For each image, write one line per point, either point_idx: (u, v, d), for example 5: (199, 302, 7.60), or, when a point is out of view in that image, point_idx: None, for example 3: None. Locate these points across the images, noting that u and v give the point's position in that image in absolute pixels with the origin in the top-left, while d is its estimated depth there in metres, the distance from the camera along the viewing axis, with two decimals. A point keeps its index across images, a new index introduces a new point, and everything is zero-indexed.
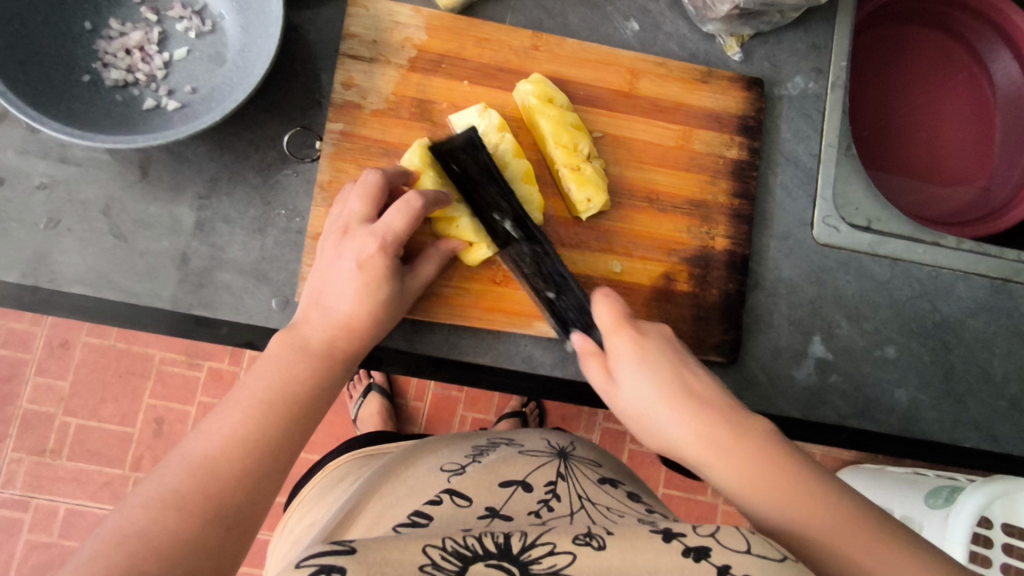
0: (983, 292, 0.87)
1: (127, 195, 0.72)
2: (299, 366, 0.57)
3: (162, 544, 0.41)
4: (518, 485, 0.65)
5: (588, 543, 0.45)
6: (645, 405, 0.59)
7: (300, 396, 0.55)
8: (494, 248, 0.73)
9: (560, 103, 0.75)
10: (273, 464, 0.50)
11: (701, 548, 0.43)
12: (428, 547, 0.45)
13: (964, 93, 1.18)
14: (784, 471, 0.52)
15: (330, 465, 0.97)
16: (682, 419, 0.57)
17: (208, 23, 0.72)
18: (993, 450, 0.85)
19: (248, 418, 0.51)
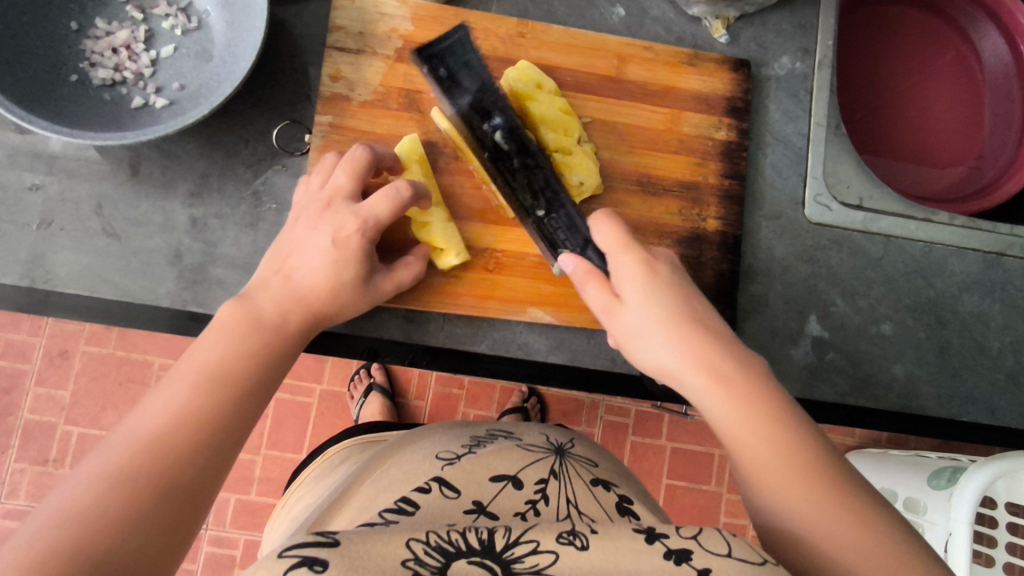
0: (976, 266, 0.88)
1: (119, 193, 0.72)
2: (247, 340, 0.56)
3: (108, 519, 0.41)
4: (510, 481, 0.65)
5: (572, 543, 0.45)
6: (653, 324, 0.57)
7: (250, 370, 0.55)
8: (463, 258, 0.72)
9: (548, 88, 0.75)
10: (225, 434, 0.50)
11: (682, 551, 0.45)
12: (411, 541, 0.44)
13: (953, 72, 1.19)
14: (775, 420, 0.51)
15: (329, 450, 1.02)
16: (683, 348, 0.55)
17: (194, 20, 0.73)
18: (992, 423, 0.86)
19: (198, 392, 0.50)
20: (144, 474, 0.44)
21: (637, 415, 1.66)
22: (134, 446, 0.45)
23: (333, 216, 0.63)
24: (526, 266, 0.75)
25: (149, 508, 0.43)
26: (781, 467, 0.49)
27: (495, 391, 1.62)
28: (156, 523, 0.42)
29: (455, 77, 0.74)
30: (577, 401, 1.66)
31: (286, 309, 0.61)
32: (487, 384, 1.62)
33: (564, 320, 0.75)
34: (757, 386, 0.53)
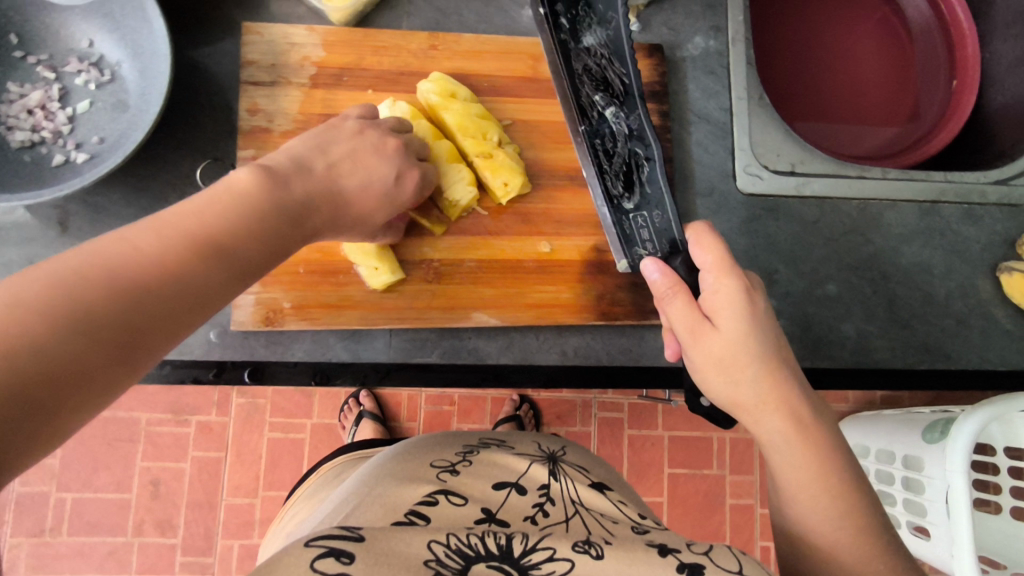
0: (912, 216, 0.89)
1: (50, 251, 0.72)
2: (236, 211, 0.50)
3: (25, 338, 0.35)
4: (512, 488, 0.70)
5: (587, 552, 0.52)
6: (744, 359, 0.58)
7: (241, 241, 0.49)
8: (397, 275, 0.72)
9: (463, 97, 0.76)
10: (169, 309, 0.42)
11: (693, 565, 0.52)
12: (432, 544, 0.50)
13: (880, 32, 1.21)
14: (834, 472, 0.56)
15: (322, 465, 1.02)
16: (763, 381, 0.58)
17: (107, 73, 0.73)
18: (948, 367, 0.87)
19: (178, 245, 0.44)
20: (65, 304, 0.37)
21: (630, 407, 1.65)
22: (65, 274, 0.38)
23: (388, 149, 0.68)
24: (466, 273, 0.76)
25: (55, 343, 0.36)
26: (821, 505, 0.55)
27: (486, 403, 1.62)
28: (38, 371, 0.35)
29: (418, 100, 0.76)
30: (569, 401, 1.65)
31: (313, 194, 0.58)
32: (477, 397, 1.62)
33: (510, 321, 0.76)
34: (822, 437, 0.57)
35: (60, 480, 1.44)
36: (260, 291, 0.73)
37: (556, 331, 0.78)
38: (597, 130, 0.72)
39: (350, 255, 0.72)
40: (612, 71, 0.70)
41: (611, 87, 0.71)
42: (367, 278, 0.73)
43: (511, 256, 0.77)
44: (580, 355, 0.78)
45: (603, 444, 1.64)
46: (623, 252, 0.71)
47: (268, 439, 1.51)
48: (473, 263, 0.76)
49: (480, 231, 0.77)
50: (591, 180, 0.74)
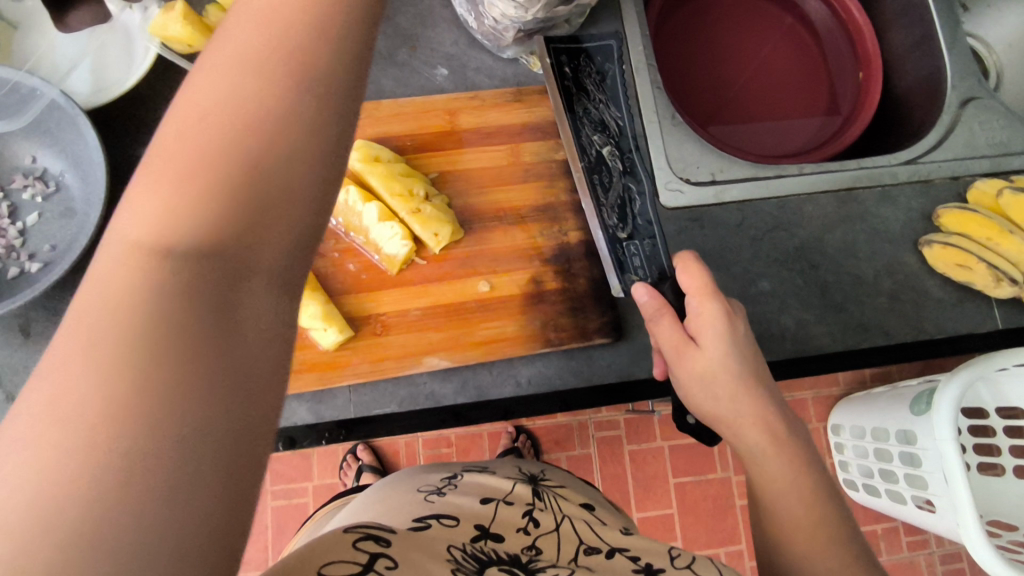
0: (831, 206, 0.94)
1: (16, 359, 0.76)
2: (228, 103, 0.35)
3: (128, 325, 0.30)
4: (500, 502, 0.71)
5: (583, 565, 0.58)
6: (726, 375, 0.63)
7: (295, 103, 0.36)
8: (345, 334, 0.76)
9: (386, 159, 0.83)
10: (267, 224, 0.34)
11: None
12: (450, 546, 0.55)
13: (788, 36, 1.28)
14: (807, 473, 0.61)
15: (317, 512, 1.02)
16: (741, 395, 0.63)
17: (52, 184, 0.78)
18: (888, 343, 0.91)
19: (223, 136, 0.34)
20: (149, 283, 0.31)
21: (625, 423, 1.67)
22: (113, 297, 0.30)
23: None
24: (411, 321, 0.80)
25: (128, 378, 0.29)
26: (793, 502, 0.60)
27: (484, 439, 1.64)
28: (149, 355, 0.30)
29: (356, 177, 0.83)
30: (565, 426, 1.68)
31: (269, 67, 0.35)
32: (474, 434, 1.64)
33: (460, 361, 0.80)
34: (794, 444, 0.62)
35: None
36: None
37: (507, 362, 0.81)
38: (595, 167, 0.81)
39: (302, 325, 0.75)
40: (607, 115, 0.82)
41: (608, 129, 0.83)
42: (316, 338, 0.77)
43: (452, 300, 0.81)
44: (534, 383, 0.81)
45: (605, 463, 1.65)
46: (619, 275, 0.76)
47: (273, 508, 1.52)
48: (416, 312, 0.80)
49: (420, 281, 0.81)
50: (589, 215, 0.81)
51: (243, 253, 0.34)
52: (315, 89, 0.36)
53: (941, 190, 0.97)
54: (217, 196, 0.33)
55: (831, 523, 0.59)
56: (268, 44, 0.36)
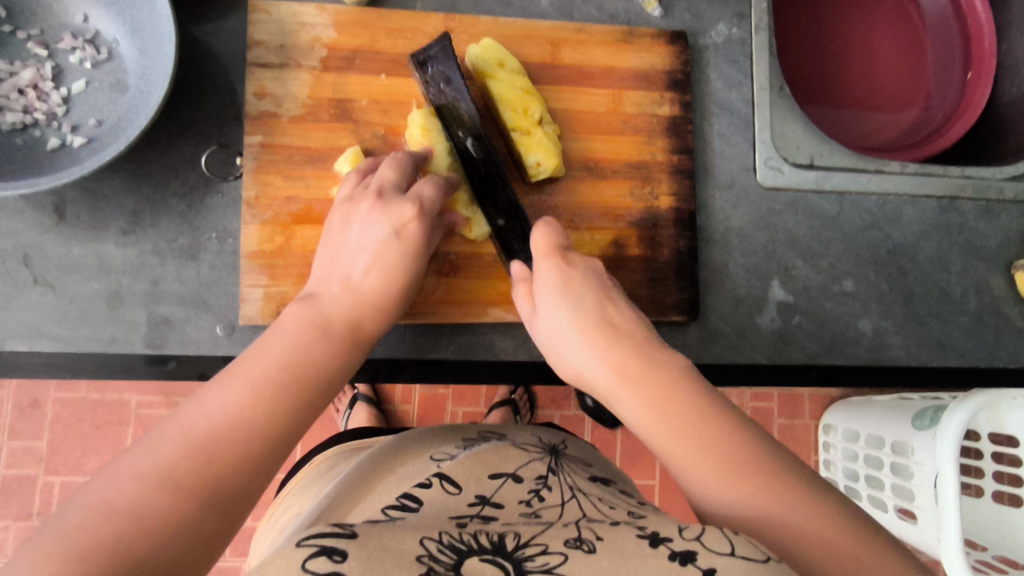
0: (930, 213, 0.88)
1: (48, 241, 0.69)
2: (308, 334, 0.54)
3: (219, 449, 0.43)
4: (509, 476, 0.64)
5: (579, 546, 0.42)
6: (567, 324, 0.57)
7: (362, 314, 0.58)
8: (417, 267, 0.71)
9: (511, 68, 0.73)
10: (310, 388, 0.51)
11: (687, 552, 0.40)
12: (424, 539, 0.42)
13: (896, 18, 1.19)
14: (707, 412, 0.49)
15: (315, 458, 0.99)
16: (597, 346, 0.55)
17: (103, 51, 0.68)
18: (961, 365, 0.86)
19: (307, 334, 0.54)
20: (243, 431, 0.45)
21: None
22: (158, 467, 0.40)
23: (387, 208, 0.62)
24: (483, 265, 0.74)
25: (219, 490, 0.42)
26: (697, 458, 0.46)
27: (482, 387, 1.61)
28: (228, 466, 0.43)
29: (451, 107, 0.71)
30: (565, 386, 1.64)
31: (359, 317, 0.58)
32: None
33: None
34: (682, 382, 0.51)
35: (46, 463, 1.37)
36: (269, 285, 0.70)
37: None
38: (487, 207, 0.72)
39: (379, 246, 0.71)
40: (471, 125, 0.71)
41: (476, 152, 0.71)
42: None
43: None
44: None
45: (598, 428, 1.63)
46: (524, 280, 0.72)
47: None
48: (487, 258, 0.74)
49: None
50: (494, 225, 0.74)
51: (298, 421, 0.49)
52: (350, 306, 0.58)
53: None
54: (316, 371, 0.52)
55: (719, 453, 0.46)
56: (379, 278, 0.60)
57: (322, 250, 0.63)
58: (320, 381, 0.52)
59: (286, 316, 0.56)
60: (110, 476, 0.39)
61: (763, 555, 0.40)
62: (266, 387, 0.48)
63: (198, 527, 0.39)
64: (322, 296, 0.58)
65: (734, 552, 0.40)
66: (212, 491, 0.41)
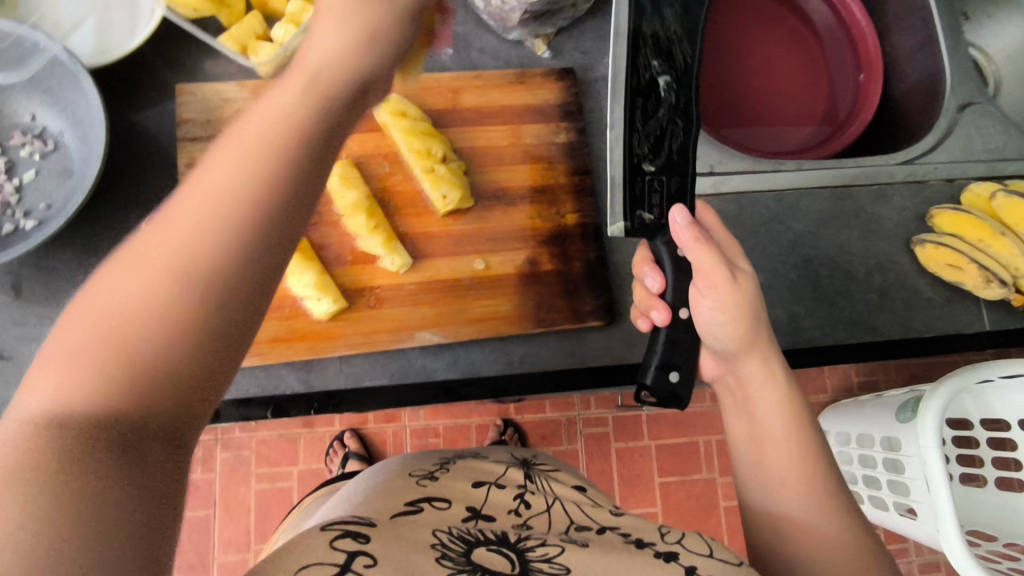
0: (826, 202, 0.95)
1: (6, 316, 0.76)
2: (218, 207, 0.36)
3: (151, 318, 0.33)
4: (491, 485, 0.65)
5: (575, 545, 0.51)
6: (743, 311, 0.66)
7: (319, 128, 0.42)
8: (339, 302, 0.77)
9: (413, 116, 0.82)
10: (255, 220, 0.37)
11: (670, 552, 0.52)
12: (436, 531, 0.48)
13: (789, 34, 1.28)
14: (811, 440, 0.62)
15: (303, 500, 1.02)
16: (745, 341, 0.66)
17: (50, 142, 0.77)
18: (876, 339, 0.91)
19: (271, 150, 0.39)
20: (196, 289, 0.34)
21: (614, 420, 1.67)
22: (92, 344, 0.32)
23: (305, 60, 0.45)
24: (407, 295, 0.81)
25: (153, 380, 0.32)
26: (781, 445, 0.62)
27: (471, 431, 1.64)
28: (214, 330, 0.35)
29: (662, 17, 0.72)
30: (554, 421, 1.67)
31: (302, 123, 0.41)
32: (462, 426, 1.64)
33: (453, 337, 0.80)
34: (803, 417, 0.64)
35: None
36: None
37: (500, 341, 0.82)
38: (643, 92, 0.72)
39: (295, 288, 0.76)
40: (676, 46, 0.73)
41: (673, 60, 0.73)
42: (310, 308, 0.77)
43: (447, 276, 0.82)
44: (525, 363, 0.82)
45: (591, 460, 1.65)
46: (630, 211, 0.70)
47: (257, 491, 1.55)
48: (410, 286, 0.81)
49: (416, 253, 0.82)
50: (617, 141, 0.71)
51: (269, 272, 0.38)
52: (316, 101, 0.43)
53: (936, 190, 0.98)
54: (278, 182, 0.38)
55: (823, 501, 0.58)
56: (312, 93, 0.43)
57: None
58: (276, 193, 0.38)
59: (206, 168, 0.37)
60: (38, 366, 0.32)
61: (737, 559, 0.53)
62: (213, 226, 0.35)
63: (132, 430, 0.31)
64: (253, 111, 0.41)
65: (712, 555, 0.53)
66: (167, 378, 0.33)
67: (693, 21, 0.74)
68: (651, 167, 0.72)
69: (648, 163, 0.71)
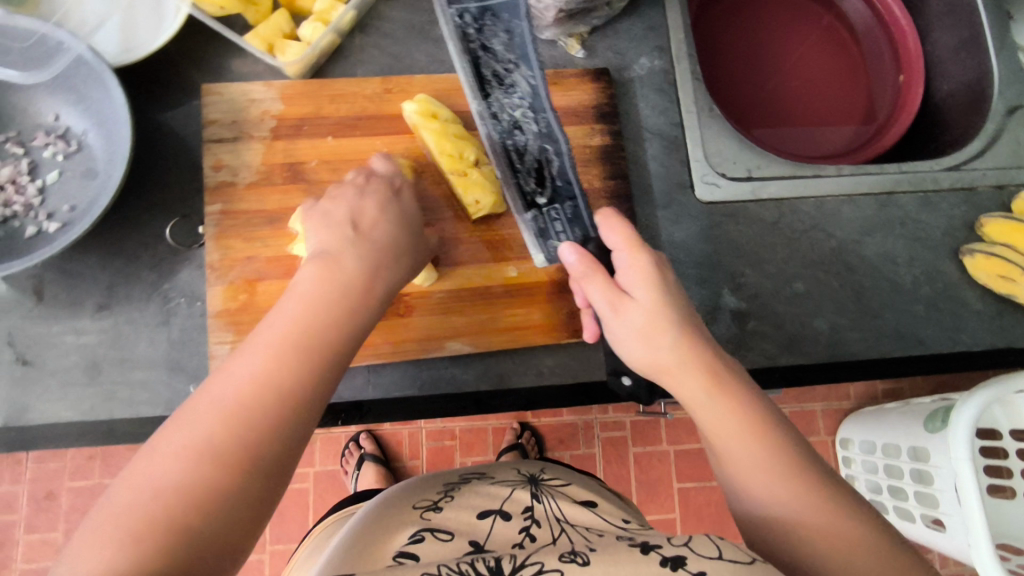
0: (871, 209, 0.91)
1: (29, 321, 0.74)
2: (298, 355, 0.52)
3: (222, 451, 0.46)
4: (496, 515, 0.64)
5: (573, 560, 0.46)
6: (662, 322, 0.58)
7: (371, 277, 0.62)
8: None
9: (444, 117, 0.79)
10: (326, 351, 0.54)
11: (677, 557, 0.46)
12: (426, 573, 0.46)
13: (828, 37, 1.25)
14: (768, 436, 0.54)
15: (316, 527, 0.98)
16: (683, 355, 0.57)
17: (73, 143, 0.75)
18: (923, 353, 0.88)
19: (313, 309, 0.56)
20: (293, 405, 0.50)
21: (633, 425, 1.64)
22: (194, 451, 0.46)
23: (342, 205, 0.67)
24: (437, 303, 0.78)
25: (238, 483, 0.46)
26: (764, 477, 0.53)
27: (488, 434, 1.61)
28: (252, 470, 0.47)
29: (501, 75, 0.78)
30: (571, 425, 1.64)
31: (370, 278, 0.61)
32: (479, 428, 1.61)
33: (483, 347, 0.77)
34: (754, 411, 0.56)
35: None
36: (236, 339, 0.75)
37: (533, 352, 0.79)
38: (517, 150, 0.80)
39: None
40: (518, 73, 0.78)
41: (500, 121, 0.79)
42: None
43: (478, 283, 0.79)
44: (558, 374, 0.79)
45: (609, 465, 1.62)
46: (540, 243, 0.78)
47: None
48: (440, 294, 0.78)
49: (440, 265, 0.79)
50: (506, 183, 0.80)
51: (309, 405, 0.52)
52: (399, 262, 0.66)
53: (985, 198, 0.94)
54: (319, 338, 0.54)
55: (841, 518, 0.50)
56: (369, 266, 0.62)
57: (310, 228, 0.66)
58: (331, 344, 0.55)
59: (280, 314, 0.55)
60: (153, 458, 0.46)
61: (748, 556, 0.45)
62: (276, 381, 0.50)
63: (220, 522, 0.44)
64: (335, 252, 0.62)
65: (723, 555, 0.45)
66: (253, 464, 0.47)
67: (524, 50, 0.78)
68: (541, 200, 0.79)
69: (541, 195, 0.79)
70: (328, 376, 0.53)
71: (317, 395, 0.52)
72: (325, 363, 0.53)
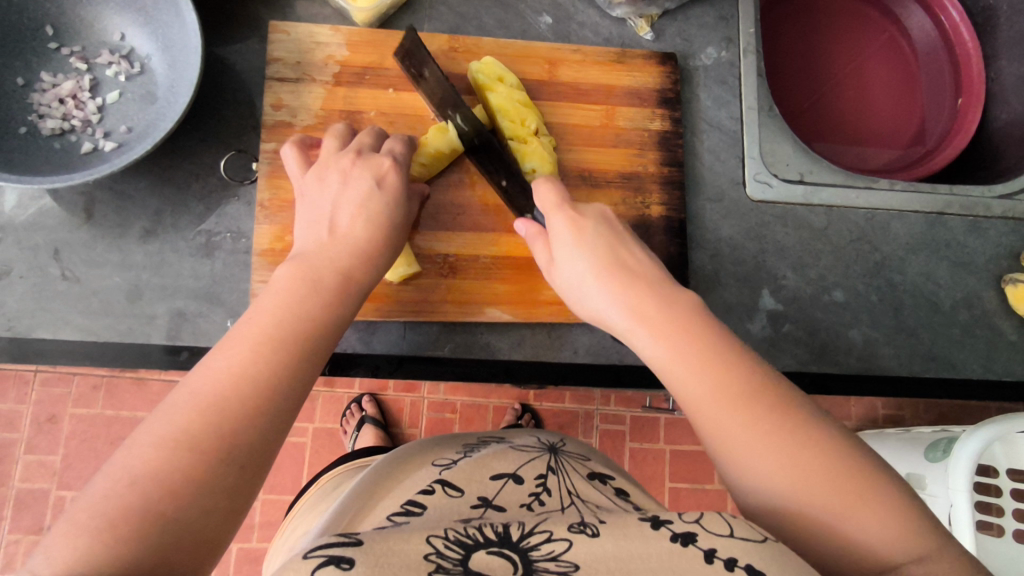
0: (919, 227, 0.91)
1: (75, 237, 0.74)
2: (274, 349, 0.51)
3: (200, 440, 0.44)
4: (510, 479, 0.62)
5: (583, 530, 0.42)
6: (582, 278, 0.58)
7: (361, 265, 0.62)
8: (413, 266, 0.74)
9: (510, 82, 0.79)
10: (307, 342, 0.53)
11: (688, 533, 0.41)
12: (431, 537, 0.41)
13: (888, 51, 1.23)
14: (737, 373, 0.48)
15: (323, 477, 0.99)
16: (623, 304, 0.55)
17: (137, 65, 0.75)
18: (953, 376, 0.87)
19: (297, 294, 0.55)
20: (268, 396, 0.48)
21: (632, 420, 1.64)
22: (164, 438, 0.44)
23: (365, 163, 0.68)
24: (481, 267, 0.78)
25: (220, 475, 0.44)
26: (754, 442, 0.46)
27: (488, 411, 1.62)
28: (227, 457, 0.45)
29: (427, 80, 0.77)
30: (571, 412, 1.64)
31: (347, 266, 0.60)
32: (479, 405, 1.62)
33: (522, 318, 0.78)
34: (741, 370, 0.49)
35: (60, 478, 1.40)
36: None
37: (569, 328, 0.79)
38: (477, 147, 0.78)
39: None
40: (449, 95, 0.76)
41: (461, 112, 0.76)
42: None
43: (524, 253, 0.79)
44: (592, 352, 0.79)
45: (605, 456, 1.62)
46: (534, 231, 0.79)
47: None
48: (484, 258, 0.78)
49: (473, 225, 0.79)
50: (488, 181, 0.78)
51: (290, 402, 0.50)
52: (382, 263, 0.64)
53: None
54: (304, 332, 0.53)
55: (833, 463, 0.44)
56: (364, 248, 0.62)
57: (300, 213, 0.66)
58: (314, 335, 0.54)
59: (263, 301, 0.54)
60: (130, 446, 0.43)
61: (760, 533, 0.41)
62: (256, 372, 0.49)
63: (195, 519, 0.42)
64: (313, 253, 0.60)
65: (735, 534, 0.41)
66: (225, 452, 0.45)
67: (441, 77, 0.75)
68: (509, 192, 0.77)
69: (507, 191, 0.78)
70: (303, 368, 0.52)
71: (295, 387, 0.51)
72: (304, 355, 0.52)
